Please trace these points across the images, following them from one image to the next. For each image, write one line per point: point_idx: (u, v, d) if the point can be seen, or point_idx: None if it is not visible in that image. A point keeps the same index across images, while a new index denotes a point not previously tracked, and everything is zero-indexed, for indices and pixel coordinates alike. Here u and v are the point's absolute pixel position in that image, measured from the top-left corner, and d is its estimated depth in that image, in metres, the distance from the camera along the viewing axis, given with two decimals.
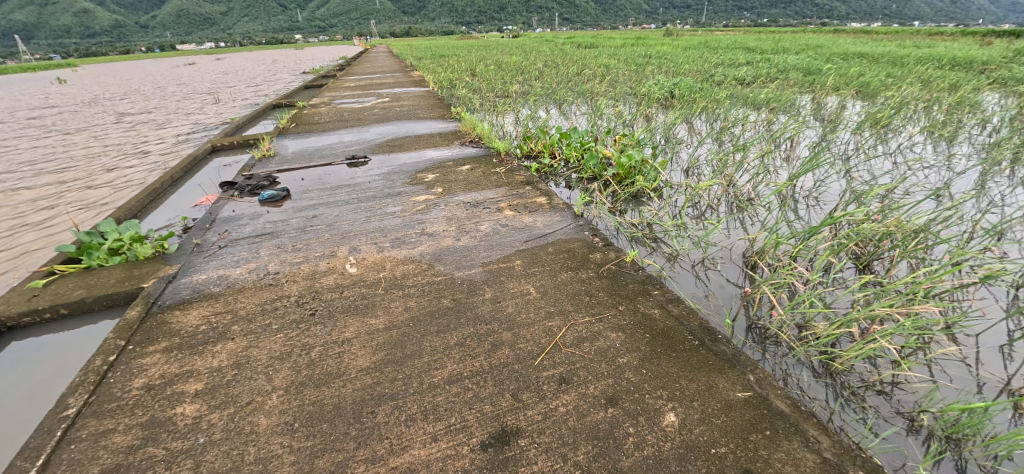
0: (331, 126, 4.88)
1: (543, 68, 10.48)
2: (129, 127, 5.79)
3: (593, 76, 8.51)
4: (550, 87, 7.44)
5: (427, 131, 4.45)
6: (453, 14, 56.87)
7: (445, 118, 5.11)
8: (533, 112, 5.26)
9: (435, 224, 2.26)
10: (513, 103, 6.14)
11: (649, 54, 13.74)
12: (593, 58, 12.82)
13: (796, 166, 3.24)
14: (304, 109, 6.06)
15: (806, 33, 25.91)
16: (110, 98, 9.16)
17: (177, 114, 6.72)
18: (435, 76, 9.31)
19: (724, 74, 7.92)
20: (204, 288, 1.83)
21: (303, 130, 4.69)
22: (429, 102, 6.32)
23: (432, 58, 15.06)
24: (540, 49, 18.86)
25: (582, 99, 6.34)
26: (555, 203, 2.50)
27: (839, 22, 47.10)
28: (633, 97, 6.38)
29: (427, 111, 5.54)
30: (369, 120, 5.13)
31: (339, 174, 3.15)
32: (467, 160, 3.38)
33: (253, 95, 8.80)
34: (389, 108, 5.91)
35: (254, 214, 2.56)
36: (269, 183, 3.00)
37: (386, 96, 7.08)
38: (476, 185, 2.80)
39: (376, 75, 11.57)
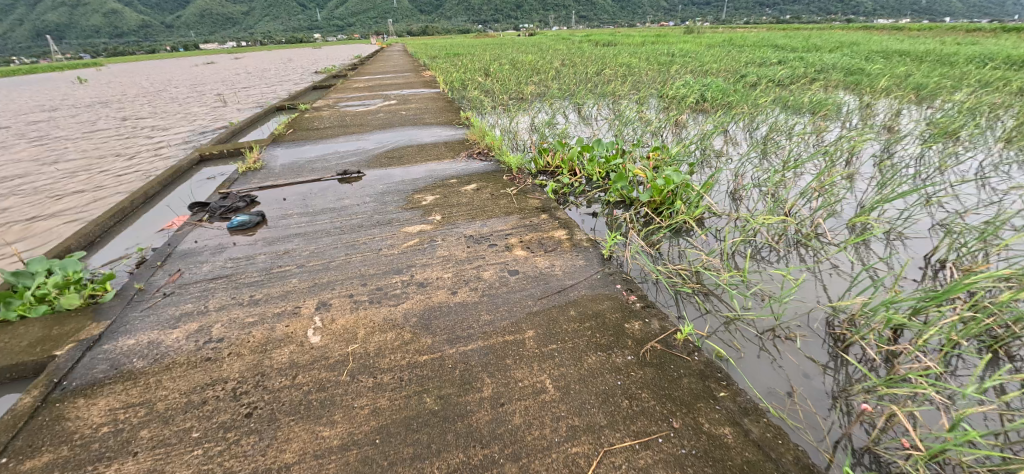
0: (329, 133, 4.47)
1: (561, 68, 9.95)
2: (125, 133, 5.51)
3: (614, 77, 7.95)
4: (568, 89, 6.95)
5: (433, 140, 4.01)
6: (470, 13, 56.61)
7: (454, 124, 4.67)
8: (549, 118, 4.78)
9: (428, 267, 1.81)
10: (529, 107, 5.65)
11: (674, 53, 13.04)
12: (612, 56, 12.19)
13: (865, 190, 2.69)
14: (306, 113, 5.70)
15: (833, 29, 24.87)
16: (119, 100, 9.02)
17: (178, 118, 6.44)
18: (447, 76, 8.87)
19: (758, 75, 7.30)
20: (126, 361, 1.43)
21: (298, 138, 4.30)
22: (438, 105, 5.89)
23: (446, 58, 14.66)
24: (556, 48, 18.37)
25: (604, 102, 5.81)
26: (577, 238, 2.02)
27: (868, 18, 45.27)
28: (659, 100, 5.83)
29: (435, 116, 5.10)
30: (371, 126, 4.71)
31: (326, 194, 2.73)
32: (473, 177, 2.92)
33: (260, 96, 8.52)
34: (394, 113, 5.49)
35: (218, 246, 2.16)
36: (245, 205, 2.60)
37: (394, 98, 6.69)
38: (482, 211, 2.34)
39: (388, 74, 11.22)
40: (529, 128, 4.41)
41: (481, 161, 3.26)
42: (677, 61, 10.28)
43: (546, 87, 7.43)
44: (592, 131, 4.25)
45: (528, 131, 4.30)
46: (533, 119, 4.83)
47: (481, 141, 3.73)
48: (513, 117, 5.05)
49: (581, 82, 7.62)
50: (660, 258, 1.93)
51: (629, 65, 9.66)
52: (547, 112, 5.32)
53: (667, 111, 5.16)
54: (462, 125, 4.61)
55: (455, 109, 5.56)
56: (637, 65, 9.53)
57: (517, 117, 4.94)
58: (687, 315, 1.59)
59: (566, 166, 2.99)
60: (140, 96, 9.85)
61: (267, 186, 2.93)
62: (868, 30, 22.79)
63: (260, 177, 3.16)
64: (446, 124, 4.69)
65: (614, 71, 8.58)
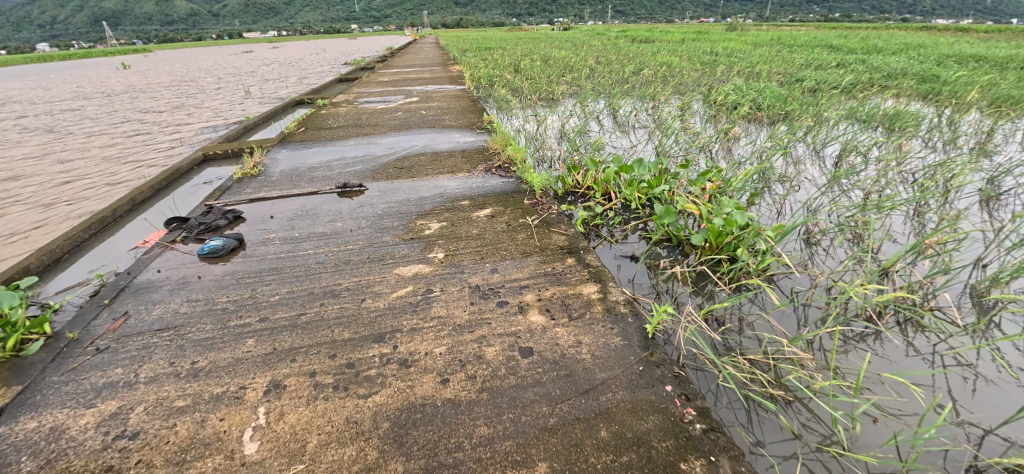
0: (341, 134, 4.14)
1: (595, 65, 9.35)
2: (142, 125, 5.38)
3: (654, 78, 7.31)
4: (603, 89, 6.42)
5: (449, 147, 3.59)
6: (504, 5, 56.08)
7: (476, 127, 4.25)
8: (582, 123, 4.27)
9: (416, 334, 1.41)
10: (559, 110, 5.15)
11: (719, 52, 12.15)
12: (650, 54, 11.45)
13: (981, 242, 2.12)
14: (323, 109, 5.41)
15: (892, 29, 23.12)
16: (151, 88, 9.07)
17: (198, 110, 6.29)
18: (474, 72, 8.45)
19: (817, 80, 6.55)
20: (15, 459, 1.10)
21: (307, 138, 3.98)
22: (462, 105, 5.49)
23: (476, 51, 14.26)
24: (591, 43, 17.67)
25: (643, 106, 5.24)
26: (612, 299, 1.57)
27: (931, 17, 42.07)
28: (705, 105, 5.23)
29: (455, 117, 4.69)
30: (386, 128, 4.34)
31: (319, 213, 2.37)
32: (488, 197, 2.48)
33: (284, 88, 8.36)
34: (413, 112, 5.12)
35: (181, 278, 1.83)
36: (226, 224, 2.26)
37: (417, 95, 6.33)
38: (495, 249, 1.91)
39: (415, 68, 10.91)
40: (558, 135, 3.94)
41: (500, 176, 2.82)
42: (722, 62, 9.48)
43: (578, 86, 6.90)
44: (630, 144, 3.74)
45: (556, 139, 3.82)
46: (563, 123, 4.34)
47: (502, 151, 3.29)
48: (542, 120, 4.56)
49: (617, 83, 7.04)
50: (728, 339, 1.44)
51: (668, 64, 8.97)
52: (580, 117, 4.80)
53: (716, 121, 4.56)
54: (483, 128, 4.17)
55: (478, 109, 5.12)
56: (679, 64, 8.82)
57: (546, 120, 4.46)
58: (771, 445, 1.13)
59: (599, 188, 2.52)
60: (171, 84, 9.91)
61: (257, 200, 2.60)
62: (933, 31, 20.94)
63: (254, 186, 2.84)
64: (466, 127, 4.27)
65: (654, 71, 7.93)
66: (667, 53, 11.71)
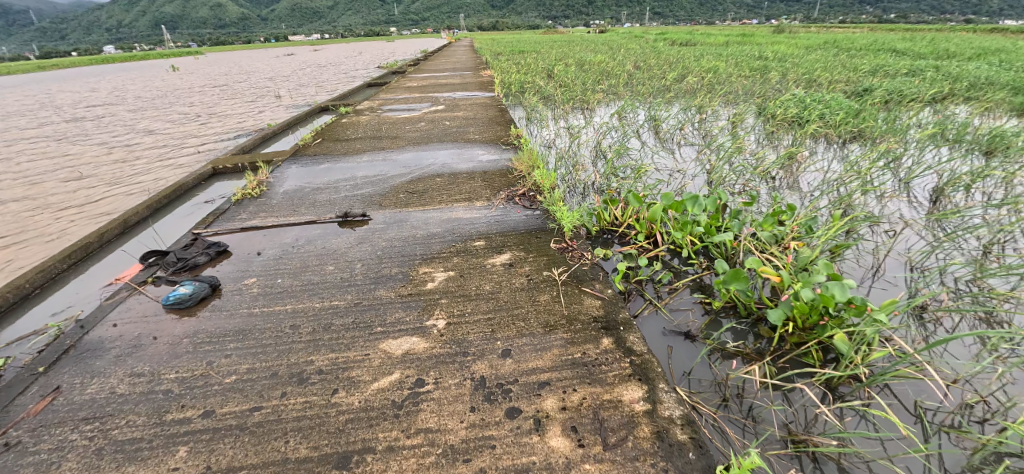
0: (356, 147, 3.85)
1: (634, 71, 8.78)
2: (168, 133, 5.33)
3: (699, 86, 6.70)
4: (642, 99, 5.91)
5: (469, 165, 3.21)
6: (540, 8, 55.83)
7: (501, 141, 3.87)
8: (620, 139, 3.80)
9: (391, 460, 1.04)
10: (594, 121, 4.69)
11: (770, 56, 11.27)
12: (694, 58, 10.76)
13: None
14: (344, 117, 5.18)
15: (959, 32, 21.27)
16: (189, 93, 9.25)
17: (225, 116, 6.23)
18: (505, 78, 8.10)
19: (891, 89, 5.77)
20: None
21: (320, 152, 3.72)
22: (489, 113, 5.13)
23: (509, 55, 13.93)
24: (628, 47, 17.03)
25: (690, 118, 4.69)
26: (664, 414, 1.14)
27: (1004, 18, 38.69)
28: (761, 117, 4.63)
29: (480, 129, 4.32)
30: (405, 140, 4.02)
31: (311, 251, 2.04)
32: (507, 235, 2.08)
33: (314, 93, 8.29)
34: (437, 122, 4.79)
35: (137, 337, 1.54)
36: (206, 261, 1.99)
37: (443, 102, 6.02)
38: (509, 316, 1.51)
39: (446, 73, 10.68)
40: (594, 153, 3.49)
41: (523, 205, 2.40)
42: (775, 68, 8.70)
43: (617, 95, 6.38)
44: (676, 168, 3.25)
45: (590, 158, 3.38)
46: (599, 138, 3.89)
47: (528, 173, 2.88)
48: (575, 134, 4.12)
49: (659, 91, 6.48)
50: None
51: (715, 70, 8.30)
52: (618, 132, 4.34)
53: (776, 139, 3.99)
54: (509, 142, 3.78)
55: (506, 119, 4.73)
56: (726, 70, 8.15)
57: (579, 134, 4.01)
58: None
59: (643, 228, 2.08)
60: (210, 88, 10.11)
61: (250, 229, 2.31)
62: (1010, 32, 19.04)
63: (251, 211, 2.56)
64: (490, 140, 3.89)
65: (699, 78, 7.30)
66: (712, 58, 10.97)
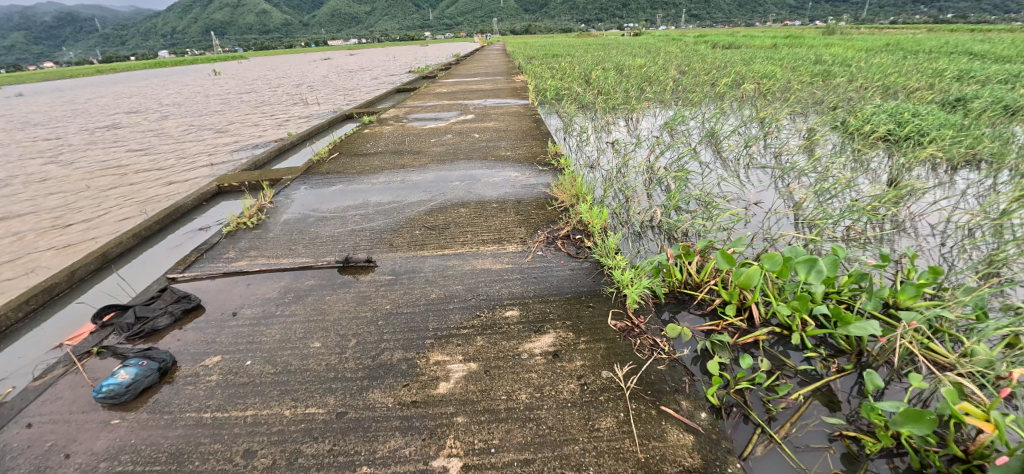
0: (373, 164, 3.43)
1: (678, 78, 8.07)
2: (187, 142, 5.13)
3: (758, 95, 5.98)
4: (694, 109, 5.28)
5: (499, 188, 2.70)
6: (574, 11, 55.28)
7: (536, 157, 3.35)
8: (676, 162, 3.22)
9: None
10: (642, 136, 4.11)
11: (829, 60, 10.27)
12: (743, 63, 9.91)
13: None
14: (367, 127, 4.82)
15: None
16: (223, 99, 9.28)
17: (248, 125, 6.02)
18: (540, 83, 7.60)
19: (999, 98, 4.87)
20: None
21: (335, 169, 3.34)
22: (522, 124, 4.64)
23: (542, 60, 13.43)
24: (666, 51, 16.26)
25: (756, 135, 4.02)
26: None
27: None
28: (843, 133, 3.92)
29: (511, 143, 3.82)
30: (427, 156, 3.57)
31: (296, 315, 1.60)
32: (548, 299, 1.58)
33: (342, 99, 8.07)
34: (464, 134, 4.34)
35: (48, 452, 1.14)
36: (169, 324, 1.60)
37: (473, 111, 5.58)
38: (554, 458, 1.02)
39: (478, 78, 10.29)
40: (647, 178, 2.92)
41: (567, 253, 1.89)
42: (840, 73, 7.80)
43: (664, 104, 5.73)
44: (753, 200, 2.63)
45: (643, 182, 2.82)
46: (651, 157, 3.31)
47: (570, 205, 2.36)
48: (621, 153, 3.56)
49: (711, 102, 5.79)
50: None
51: (771, 76, 7.49)
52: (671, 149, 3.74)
53: (869, 162, 3.30)
54: (545, 160, 3.26)
55: (540, 131, 4.21)
56: (785, 76, 7.32)
57: (628, 152, 3.44)
58: None
59: (733, 299, 1.52)
60: (244, 94, 10.15)
61: (233, 274, 1.91)
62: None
63: (241, 247, 2.17)
64: (523, 157, 3.38)
65: (755, 85, 6.54)
66: (764, 62, 10.07)
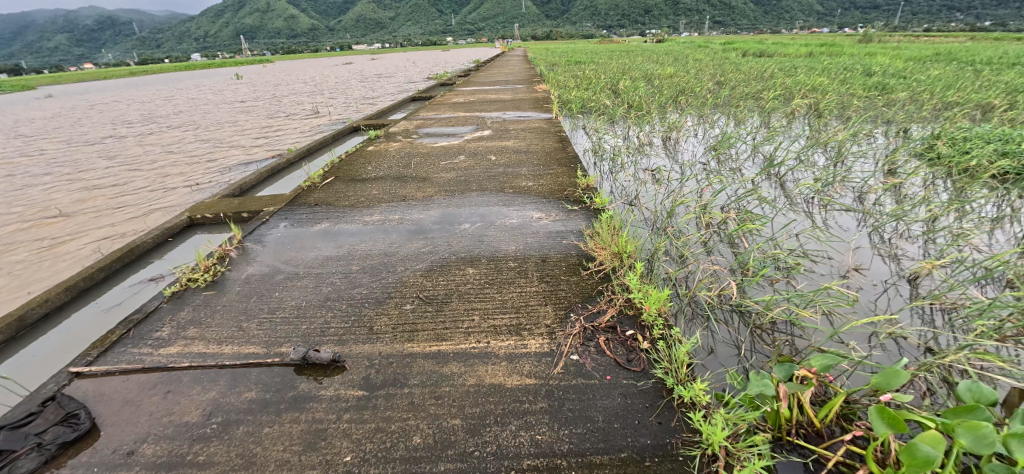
0: (369, 194, 2.92)
1: (716, 89, 7.37)
2: (184, 155, 4.77)
3: (813, 112, 5.28)
4: (741, 127, 4.63)
5: (518, 236, 2.15)
6: (596, 17, 54.73)
7: (563, 189, 2.79)
8: (738, 203, 2.60)
9: None
10: (686, 163, 3.51)
11: (882, 71, 9.40)
12: (786, 73, 9.12)
13: None
14: (373, 143, 4.34)
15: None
16: (237, 105, 9.03)
17: (251, 135, 5.65)
18: (564, 94, 7.04)
19: None
20: None
21: (325, 200, 2.85)
22: (545, 142, 4.08)
23: (566, 67, 12.89)
24: (697, 58, 15.52)
25: (825, 166, 3.36)
26: None
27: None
28: (935, 163, 3.23)
29: (533, 169, 3.25)
30: (433, 184, 3.04)
31: (211, 465, 1.09)
32: (592, 465, 1.02)
33: (355, 108, 7.67)
34: (479, 154, 3.80)
35: None
36: (35, 467, 1.09)
37: (491, 125, 5.05)
38: None
39: (498, 86, 9.78)
40: (705, 225, 2.31)
41: (614, 360, 1.31)
42: (901, 87, 6.97)
43: (705, 122, 5.08)
44: (852, 262, 2.00)
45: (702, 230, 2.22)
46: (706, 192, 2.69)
47: (612, 271, 1.79)
48: (666, 186, 2.95)
49: (760, 118, 5.09)
50: None
51: (823, 89, 6.72)
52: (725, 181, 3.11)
53: (983, 206, 2.61)
54: (575, 194, 2.69)
55: (567, 152, 3.64)
56: (840, 90, 6.55)
57: (675, 187, 2.84)
58: None
59: None
60: (258, 99, 9.92)
61: (155, 371, 1.42)
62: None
63: (182, 319, 1.68)
64: (546, 188, 2.81)
65: (807, 100, 5.81)
66: (808, 72, 9.25)
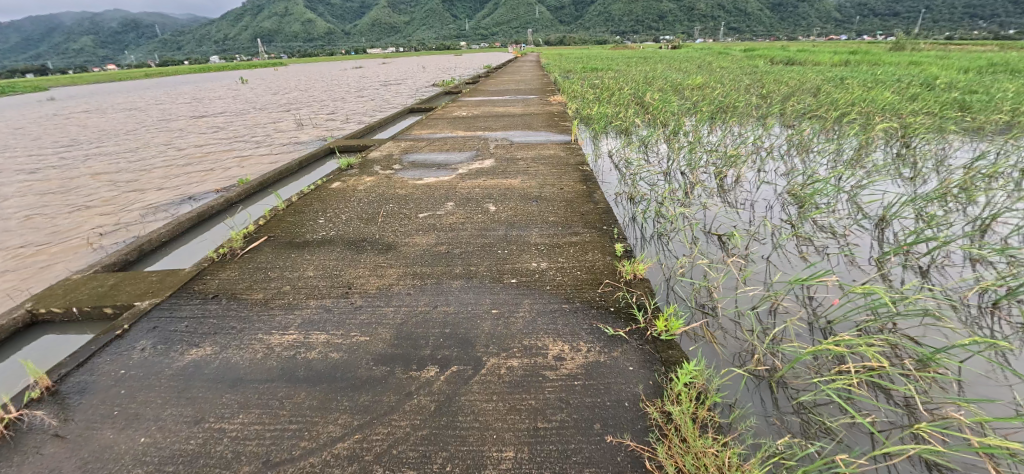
0: (300, 275, 1.95)
1: (761, 106, 6.25)
2: (114, 181, 3.86)
3: (899, 140, 4.18)
4: (813, 165, 3.58)
5: (518, 414, 1.16)
6: (611, 23, 53.87)
7: (594, 278, 1.78)
8: (890, 322, 1.56)
9: None
10: (764, 222, 2.47)
11: (948, 83, 8.18)
12: (836, 86, 7.99)
13: None
14: (341, 177, 3.38)
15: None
16: (218, 113, 8.17)
17: (210, 154, 4.74)
18: (582, 108, 6.04)
19: None
20: None
21: (232, 286, 1.89)
22: (563, 180, 3.07)
23: (581, 75, 11.91)
24: (722, 66, 14.41)
25: (972, 237, 2.30)
26: None
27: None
28: None
29: (549, 231, 2.23)
30: (400, 257, 2.04)
31: None
32: None
33: (344, 121, 6.75)
34: (474, 197, 2.80)
35: None
36: None
37: (493, 151, 4.06)
38: None
39: (508, 96, 8.81)
40: (858, 389, 1.28)
41: None
42: (989, 105, 5.77)
43: (765, 150, 3.99)
44: None
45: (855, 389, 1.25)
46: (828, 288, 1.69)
47: None
48: (749, 272, 1.93)
49: (837, 146, 3.98)
50: None
51: (895, 107, 5.57)
52: (836, 265, 2.07)
53: None
54: (612, 290, 1.68)
55: (595, 200, 2.61)
56: (918, 109, 5.39)
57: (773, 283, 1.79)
58: None
59: None
60: (245, 107, 9.07)
61: None
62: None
63: None
64: (572, 276, 1.80)
65: (886, 125, 4.68)
66: (861, 84, 8.07)
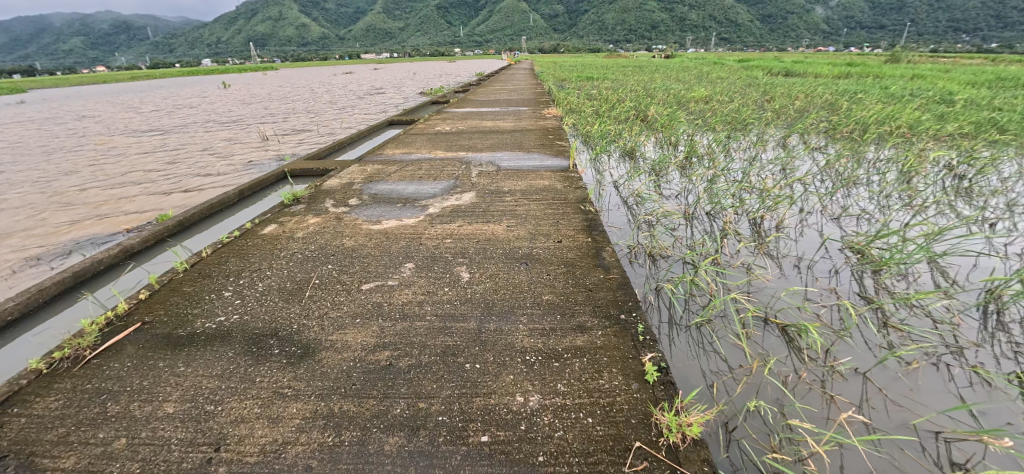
0: (154, 411, 1.25)
1: (779, 123, 5.63)
2: (10, 215, 3.14)
3: (955, 168, 3.54)
4: (863, 206, 2.94)
5: None
6: (605, 32, 53.85)
7: (613, 436, 1.09)
8: None
9: None
10: (837, 301, 1.79)
11: (971, 97, 7.62)
12: (853, 100, 7.42)
13: None
14: (279, 217, 2.67)
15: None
16: (180, 124, 7.44)
17: (145, 177, 4.03)
18: (581, 124, 5.39)
19: None
20: None
21: (37, 438, 1.18)
22: (560, 227, 2.41)
23: (577, 84, 11.31)
24: (723, 77, 13.91)
25: None
26: None
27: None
28: None
29: (542, 323, 1.54)
30: (314, 376, 1.33)
31: None
32: None
33: (315, 135, 6.05)
34: (444, 254, 2.11)
35: None
36: None
37: (475, 180, 3.38)
38: None
39: (499, 107, 8.14)
40: None
41: None
42: None
43: (801, 182, 3.34)
44: None
45: None
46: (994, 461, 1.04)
47: None
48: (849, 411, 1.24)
49: (886, 177, 3.33)
50: None
51: (933, 125, 4.93)
52: (965, 383, 1.36)
53: None
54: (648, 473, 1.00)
55: (604, 265, 1.93)
56: (959, 129, 4.78)
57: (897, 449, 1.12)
58: None
59: None
60: (214, 118, 8.36)
61: None
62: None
63: None
64: (579, 432, 1.11)
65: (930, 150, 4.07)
66: (879, 99, 7.48)
